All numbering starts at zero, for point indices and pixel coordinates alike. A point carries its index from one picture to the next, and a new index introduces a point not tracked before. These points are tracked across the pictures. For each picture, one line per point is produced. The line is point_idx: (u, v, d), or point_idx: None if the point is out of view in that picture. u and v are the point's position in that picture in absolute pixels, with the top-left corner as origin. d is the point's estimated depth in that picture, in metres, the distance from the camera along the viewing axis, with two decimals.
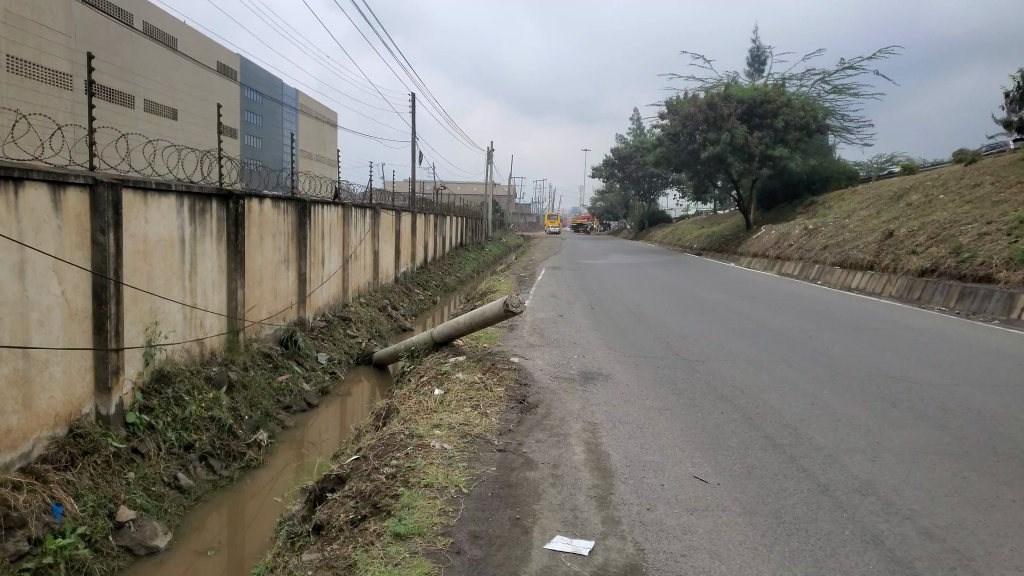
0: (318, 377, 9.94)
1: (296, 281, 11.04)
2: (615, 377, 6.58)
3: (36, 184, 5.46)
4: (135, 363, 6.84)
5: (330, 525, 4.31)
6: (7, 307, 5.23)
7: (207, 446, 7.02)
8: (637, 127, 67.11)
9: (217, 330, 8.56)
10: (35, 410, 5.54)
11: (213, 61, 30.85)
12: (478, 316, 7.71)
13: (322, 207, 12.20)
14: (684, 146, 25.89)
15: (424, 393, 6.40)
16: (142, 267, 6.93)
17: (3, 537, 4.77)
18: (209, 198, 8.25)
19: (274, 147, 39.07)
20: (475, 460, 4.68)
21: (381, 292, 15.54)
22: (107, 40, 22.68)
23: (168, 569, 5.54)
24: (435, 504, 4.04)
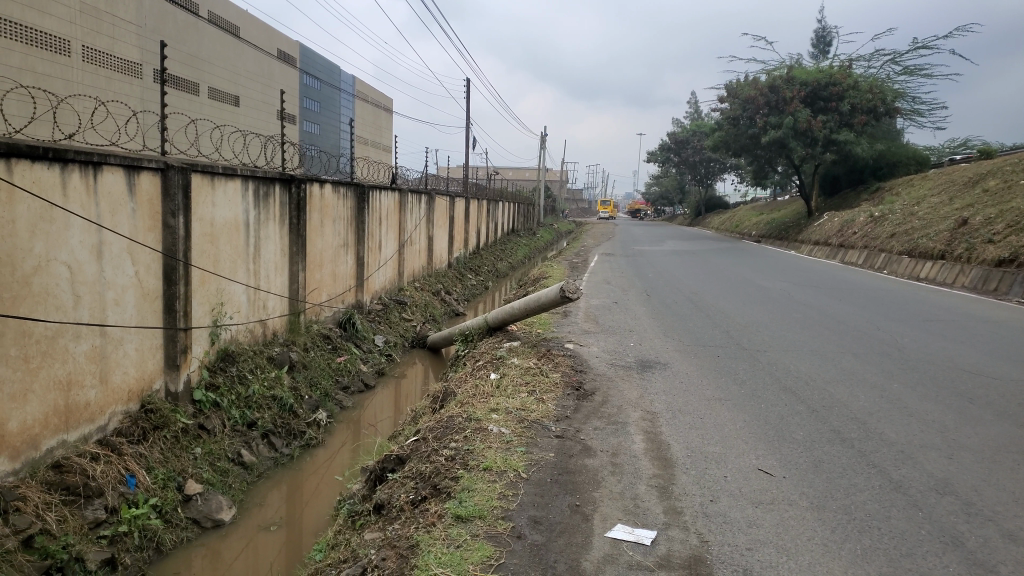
0: (375, 359, 10.10)
1: (355, 265, 11.22)
2: (674, 365, 6.51)
3: (113, 168, 5.65)
4: (202, 342, 7.07)
5: (391, 505, 4.38)
6: (86, 287, 5.45)
7: (269, 424, 7.20)
8: (695, 112, 65.87)
9: (278, 311, 8.77)
10: (111, 386, 5.79)
11: (275, 47, 31.41)
12: (534, 302, 7.70)
13: (380, 193, 12.36)
14: (745, 131, 25.36)
15: (481, 376, 6.43)
16: (209, 249, 7.12)
17: (83, 506, 5.02)
18: (273, 182, 8.42)
19: (331, 132, 39.63)
20: (534, 445, 4.70)
21: (435, 277, 15.69)
22: (177, 30, 23.26)
23: (233, 543, 5.72)
24: (495, 488, 4.08)
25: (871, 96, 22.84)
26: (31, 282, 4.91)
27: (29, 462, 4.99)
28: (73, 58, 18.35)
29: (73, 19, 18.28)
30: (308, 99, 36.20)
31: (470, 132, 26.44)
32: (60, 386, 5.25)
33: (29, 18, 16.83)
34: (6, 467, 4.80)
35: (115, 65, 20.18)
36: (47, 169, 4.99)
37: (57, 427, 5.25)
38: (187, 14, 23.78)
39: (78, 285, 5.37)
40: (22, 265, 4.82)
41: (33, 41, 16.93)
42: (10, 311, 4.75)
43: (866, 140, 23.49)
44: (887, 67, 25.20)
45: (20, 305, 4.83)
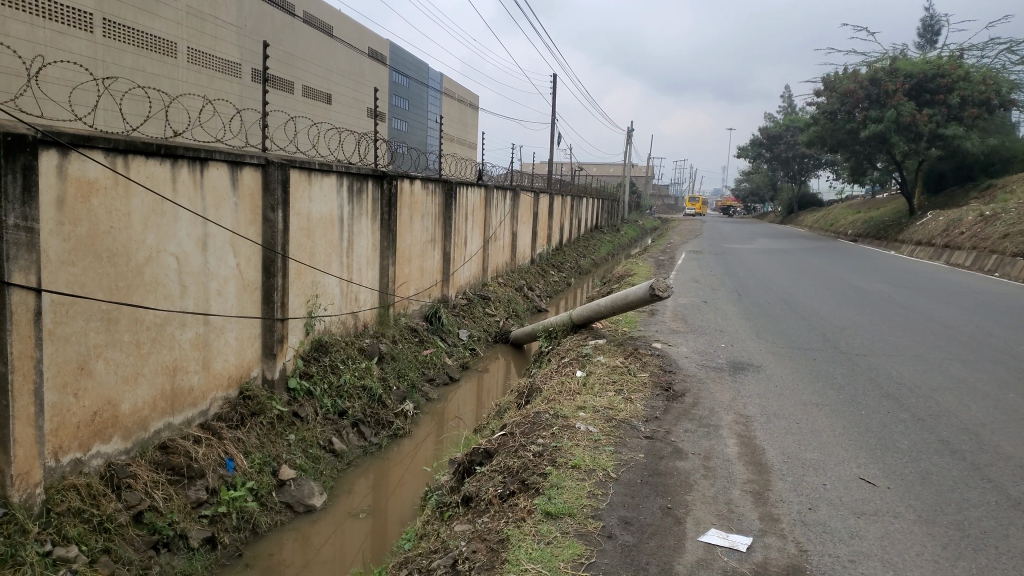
0: (460, 353, 10.21)
1: (441, 260, 11.40)
2: (768, 368, 6.31)
3: (218, 164, 5.89)
4: (297, 333, 7.32)
5: (479, 499, 4.41)
6: (192, 277, 5.71)
7: (359, 413, 7.39)
8: (789, 106, 63.72)
9: (369, 304, 9.00)
10: (212, 372, 6.07)
11: (366, 46, 32.22)
12: (621, 299, 7.60)
13: (466, 189, 12.50)
14: (842, 126, 24.38)
15: (567, 373, 6.40)
16: (306, 243, 7.37)
17: (186, 486, 5.28)
18: (366, 179, 8.62)
19: (418, 129, 40.33)
20: (622, 445, 4.65)
21: (518, 274, 15.76)
22: (274, 30, 24.13)
23: (324, 528, 5.88)
24: (584, 486, 4.05)
25: (984, 88, 21.53)
26: (144, 272, 5.19)
27: (139, 442, 5.29)
28: (179, 58, 19.37)
29: (180, 22, 19.24)
30: (397, 97, 36.94)
31: (555, 128, 26.41)
32: (167, 371, 5.53)
33: (141, 21, 17.82)
34: (119, 446, 5.10)
35: (216, 65, 21.13)
36: (159, 165, 5.25)
37: (164, 410, 5.54)
38: (284, 14, 24.61)
39: (184, 275, 5.64)
40: (136, 255, 5.09)
41: (144, 43, 17.93)
42: (124, 299, 5.02)
43: (977, 134, 22.19)
44: (1002, 57, 23.71)
45: (134, 294, 5.10)
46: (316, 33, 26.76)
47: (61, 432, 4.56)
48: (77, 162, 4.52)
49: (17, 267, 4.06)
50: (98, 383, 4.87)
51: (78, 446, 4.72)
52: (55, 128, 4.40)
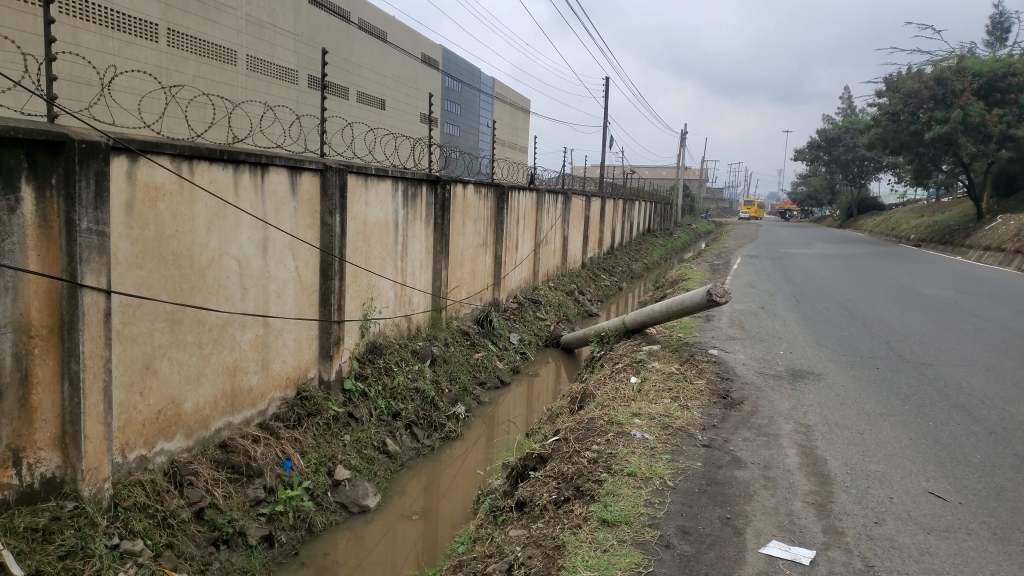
0: (511, 357, 10.21)
1: (493, 264, 11.44)
2: (829, 376, 6.14)
3: (278, 169, 6.02)
4: (352, 334, 7.44)
5: (533, 504, 4.39)
6: (253, 279, 5.85)
7: (412, 415, 7.45)
8: (848, 108, 62.17)
9: (422, 307, 9.10)
10: (271, 373, 6.21)
11: (419, 52, 32.60)
12: (676, 305, 7.50)
13: (519, 193, 12.54)
14: (905, 127, 23.67)
15: (621, 379, 6.33)
16: (362, 247, 7.48)
17: (245, 484, 5.40)
18: (420, 183, 8.71)
19: (470, 134, 40.60)
20: (679, 454, 4.58)
21: (569, 278, 15.72)
22: (331, 37, 24.60)
23: (377, 529, 5.93)
24: (640, 494, 4.00)
25: None
26: (207, 275, 5.33)
27: (200, 441, 5.43)
28: (239, 66, 19.88)
29: (240, 30, 19.78)
30: (449, 102, 37.26)
31: (607, 132, 26.28)
32: (227, 371, 5.67)
33: (203, 30, 18.34)
34: (181, 444, 5.24)
35: (275, 72, 21.65)
36: (222, 170, 5.38)
37: (224, 409, 5.67)
38: (339, 22, 25.06)
39: (245, 277, 5.77)
40: (199, 258, 5.22)
41: (206, 53, 18.47)
42: (188, 301, 5.16)
43: None
44: None
45: (197, 296, 5.24)
46: (371, 40, 27.20)
47: (128, 429, 4.71)
48: (145, 167, 4.66)
49: (89, 269, 4.20)
50: (163, 382, 5.01)
51: (143, 443, 4.86)
52: (125, 135, 4.55)
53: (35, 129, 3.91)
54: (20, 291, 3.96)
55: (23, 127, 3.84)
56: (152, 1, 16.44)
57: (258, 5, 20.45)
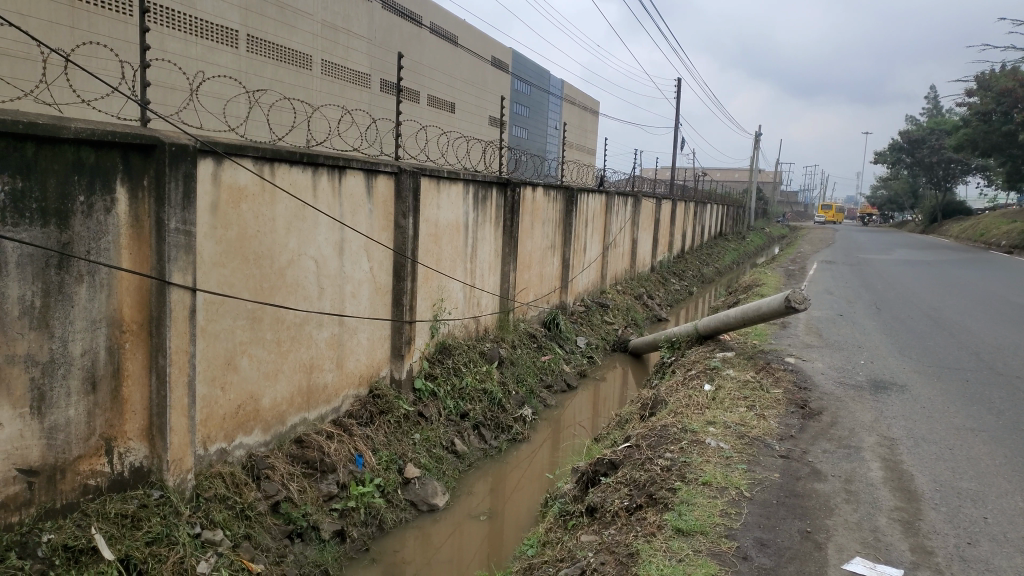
0: (578, 360, 10.15)
1: (560, 267, 11.43)
2: (914, 389, 5.88)
3: (355, 172, 6.13)
4: (423, 335, 7.54)
5: (605, 510, 4.34)
6: (329, 280, 6.00)
7: (480, 417, 7.49)
8: (934, 108, 59.64)
9: (490, 309, 9.16)
10: (345, 371, 6.35)
11: (489, 55, 32.81)
12: (752, 310, 7.31)
13: (588, 195, 12.48)
14: (998, 128, 22.55)
15: (694, 387, 6.19)
16: (433, 249, 7.57)
17: (319, 479, 5.52)
18: (491, 186, 8.77)
19: (538, 136, 40.59)
20: (756, 464, 4.47)
21: (637, 281, 15.54)
22: (403, 41, 25.00)
23: (445, 529, 5.98)
24: (716, 504, 3.92)
25: None
26: (286, 274, 5.48)
27: (277, 436, 5.60)
28: (314, 70, 20.42)
29: (316, 35, 20.30)
30: (518, 105, 37.41)
31: (677, 134, 25.89)
32: (304, 368, 5.82)
33: (282, 36, 18.87)
34: (259, 439, 5.40)
35: (348, 77, 22.15)
36: (302, 173, 5.52)
37: (300, 405, 5.83)
38: (411, 26, 25.43)
39: (322, 277, 5.92)
40: (279, 259, 5.37)
41: (284, 57, 19.01)
42: (268, 299, 5.32)
43: None
44: None
45: (276, 295, 5.40)
46: (441, 43, 27.53)
47: (210, 422, 4.87)
48: (229, 169, 4.82)
49: (177, 268, 4.34)
50: (243, 378, 5.17)
51: (224, 437, 5.02)
52: (212, 138, 4.71)
53: (130, 133, 4.08)
54: (113, 288, 4.14)
55: (119, 132, 4.01)
56: (234, 8, 17.00)
57: (333, 11, 20.97)
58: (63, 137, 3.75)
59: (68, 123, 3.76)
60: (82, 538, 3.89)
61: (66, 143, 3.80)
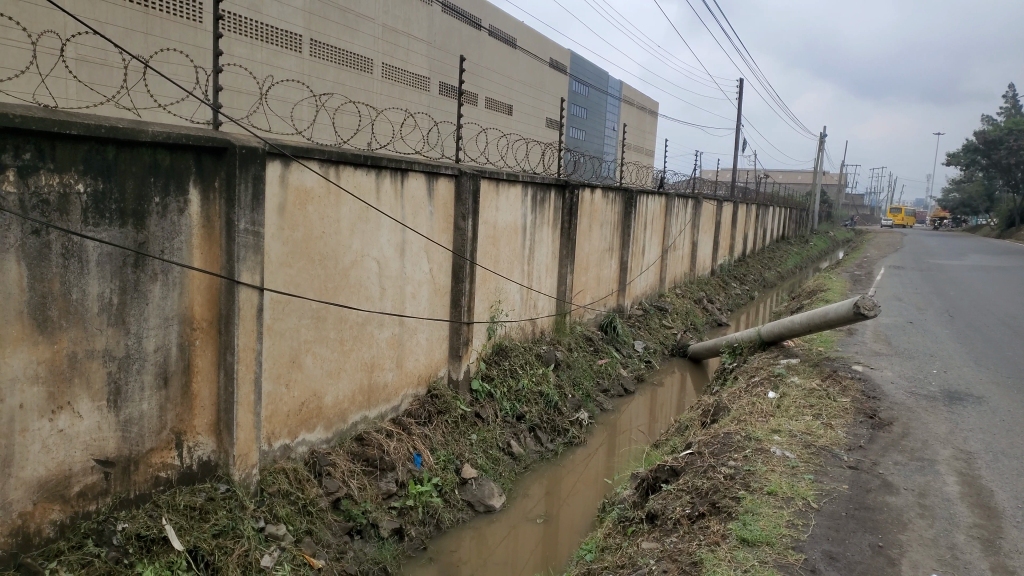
0: (635, 365, 10.04)
1: (618, 269, 11.34)
2: (992, 401, 5.63)
3: (416, 174, 6.20)
4: (480, 336, 7.57)
5: (665, 517, 4.28)
6: (391, 280, 6.08)
7: (536, 419, 7.48)
8: (1012, 107, 57.07)
9: (547, 311, 9.15)
10: (405, 370, 6.43)
11: (548, 56, 32.78)
12: (818, 316, 7.12)
13: (647, 198, 12.37)
14: None
15: (757, 394, 6.05)
16: (492, 251, 7.61)
17: (378, 477, 5.58)
18: (549, 188, 8.76)
19: (595, 138, 40.35)
20: (823, 474, 4.34)
21: (696, 285, 15.31)
22: (463, 44, 25.21)
23: (501, 531, 5.98)
24: (782, 515, 3.82)
25: None
26: (349, 275, 5.57)
27: (338, 433, 5.69)
28: (374, 74, 20.75)
29: (377, 39, 20.62)
30: (576, 106, 37.33)
31: (739, 136, 25.41)
32: (365, 367, 5.90)
33: (344, 40, 19.23)
34: (321, 435, 5.51)
35: (408, 80, 22.44)
36: (366, 175, 5.60)
37: (361, 403, 5.92)
38: (470, 29, 25.61)
39: (384, 278, 6.00)
40: (343, 259, 5.47)
41: (346, 61, 19.37)
42: (332, 299, 5.42)
43: None
44: None
45: (340, 294, 5.49)
46: (499, 46, 27.65)
47: (274, 419, 4.98)
48: (296, 171, 4.92)
49: (246, 267, 4.45)
50: (307, 375, 5.27)
51: (287, 433, 5.14)
52: (281, 141, 4.82)
53: (204, 136, 4.20)
54: (186, 286, 4.28)
55: (193, 135, 4.13)
56: (299, 13, 17.39)
57: (394, 15, 21.28)
58: (141, 140, 3.89)
59: (146, 127, 3.89)
60: (154, 528, 4.02)
61: (144, 145, 3.93)
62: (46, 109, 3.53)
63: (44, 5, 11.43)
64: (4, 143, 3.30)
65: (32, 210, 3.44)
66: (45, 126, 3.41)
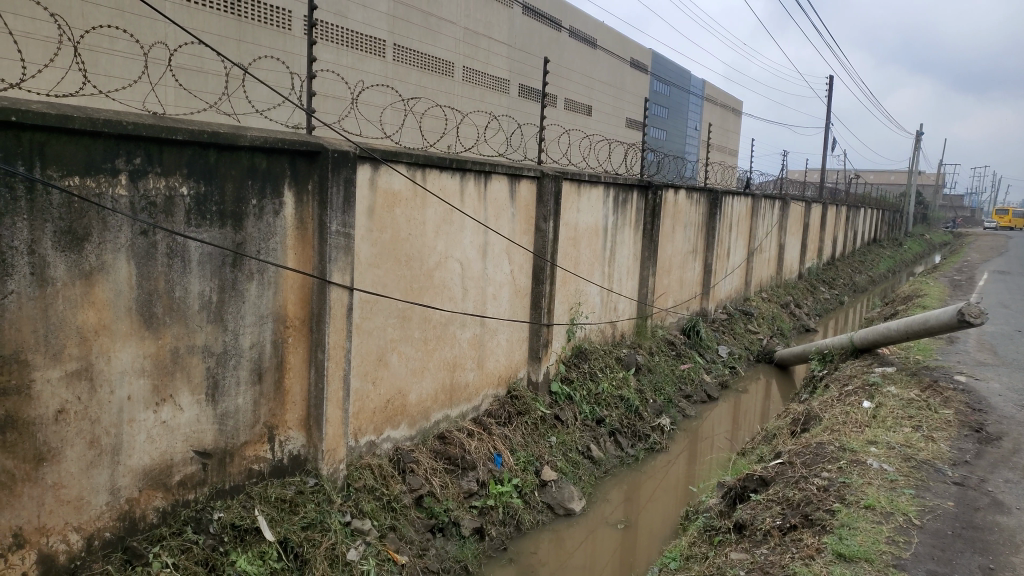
0: (719, 371, 9.81)
1: (701, 272, 11.12)
2: None
3: (499, 176, 6.22)
4: (560, 338, 7.55)
5: (754, 527, 4.16)
6: (473, 281, 6.13)
7: (616, 423, 7.39)
8: None
9: (628, 314, 9.05)
10: (485, 371, 6.47)
11: (629, 56, 32.43)
12: (918, 323, 6.78)
13: (733, 199, 12.08)
14: None
15: (851, 403, 5.81)
16: (573, 252, 7.57)
17: (460, 475, 5.63)
18: (632, 189, 8.67)
19: (676, 138, 39.66)
20: (925, 489, 4.12)
21: (783, 289, 14.83)
22: (543, 45, 25.27)
23: (581, 536, 5.93)
24: (882, 530, 3.65)
25: None
26: (434, 275, 5.65)
27: (422, 431, 5.77)
28: (455, 78, 21.00)
29: (458, 42, 20.88)
30: (657, 105, 36.78)
31: (828, 135, 24.53)
32: (447, 367, 5.96)
33: (426, 44, 19.54)
34: (405, 433, 5.60)
35: (489, 82, 22.61)
36: (451, 177, 5.67)
37: (443, 403, 5.99)
38: (550, 30, 25.61)
39: (466, 279, 6.06)
40: (428, 260, 5.55)
41: (428, 65, 19.68)
42: (417, 299, 5.51)
43: None
44: None
45: (424, 295, 5.57)
46: (579, 47, 27.58)
47: (361, 415, 5.09)
48: (385, 174, 5.02)
49: (336, 268, 4.56)
50: (392, 373, 5.37)
51: (373, 430, 5.24)
52: (370, 145, 4.92)
53: (298, 141, 4.33)
54: (280, 286, 4.43)
55: (289, 139, 4.26)
56: (383, 18, 17.79)
57: (475, 18, 21.50)
58: (241, 145, 4.03)
59: (245, 132, 4.03)
60: (248, 519, 4.16)
61: (243, 150, 4.07)
62: (155, 116, 3.71)
63: (148, 16, 12.06)
64: (116, 149, 3.48)
65: (141, 212, 3.61)
66: (153, 132, 3.57)
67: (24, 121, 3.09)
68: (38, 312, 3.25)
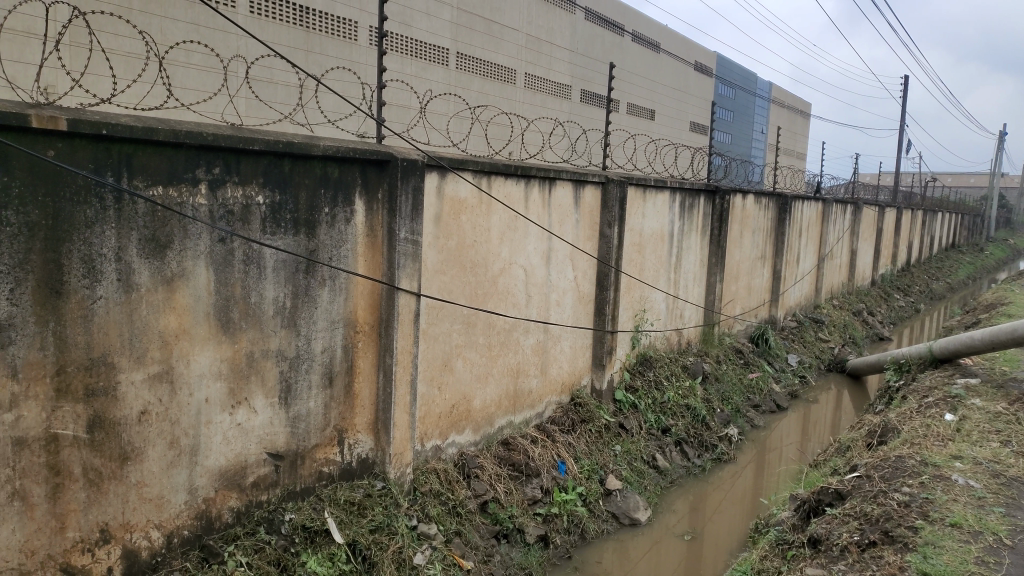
0: (788, 380, 9.55)
1: (770, 279, 10.85)
2: None
3: (564, 183, 6.21)
4: (624, 345, 7.49)
5: (830, 542, 4.01)
6: (536, 288, 6.13)
7: (682, 432, 7.26)
8: None
9: (693, 322, 8.91)
10: (549, 378, 6.45)
11: (692, 59, 31.97)
12: (1004, 332, 6.46)
13: (802, 203, 11.76)
14: None
15: (932, 416, 5.56)
16: (637, 258, 7.49)
17: (524, 482, 5.61)
18: (698, 194, 8.53)
19: (742, 141, 38.89)
20: (1017, 508, 3.92)
21: (855, 297, 14.36)
22: (605, 50, 25.15)
23: (645, 546, 5.83)
24: (970, 550, 3.48)
25: None
26: (498, 281, 5.67)
27: (486, 437, 5.80)
28: (517, 84, 21.06)
29: (520, 48, 20.93)
30: (723, 109, 36.16)
31: (902, 137, 23.67)
32: (511, 373, 5.97)
33: (489, 51, 19.67)
34: (470, 438, 5.63)
35: (550, 88, 22.60)
36: (517, 184, 5.68)
37: (507, 408, 6.00)
38: (612, 35, 25.49)
39: (530, 286, 6.06)
40: (493, 267, 5.57)
41: (490, 72, 19.81)
42: (481, 305, 5.54)
43: None
44: None
45: (489, 301, 5.60)
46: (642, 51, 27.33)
47: (427, 420, 5.14)
48: (452, 182, 5.07)
49: (404, 274, 4.62)
50: (458, 379, 5.41)
51: (439, 434, 5.29)
52: (438, 153, 4.97)
53: (368, 150, 4.40)
54: (350, 292, 4.50)
55: (359, 148, 4.33)
56: (446, 26, 17.99)
57: (536, 24, 21.56)
58: (313, 154, 4.11)
59: (318, 141, 4.12)
60: (318, 520, 4.22)
61: (316, 159, 4.16)
62: (233, 127, 3.82)
63: (222, 29, 12.48)
64: (197, 160, 3.60)
65: (219, 220, 3.72)
66: (231, 142, 3.68)
67: (113, 134, 3.23)
68: (124, 316, 3.38)
